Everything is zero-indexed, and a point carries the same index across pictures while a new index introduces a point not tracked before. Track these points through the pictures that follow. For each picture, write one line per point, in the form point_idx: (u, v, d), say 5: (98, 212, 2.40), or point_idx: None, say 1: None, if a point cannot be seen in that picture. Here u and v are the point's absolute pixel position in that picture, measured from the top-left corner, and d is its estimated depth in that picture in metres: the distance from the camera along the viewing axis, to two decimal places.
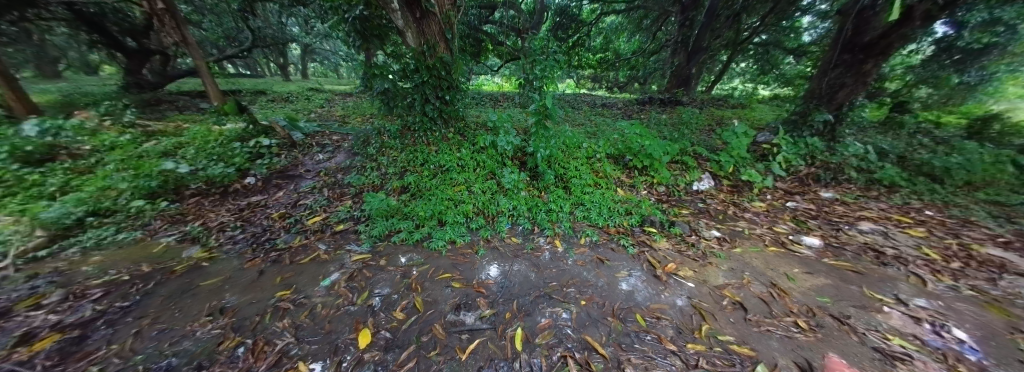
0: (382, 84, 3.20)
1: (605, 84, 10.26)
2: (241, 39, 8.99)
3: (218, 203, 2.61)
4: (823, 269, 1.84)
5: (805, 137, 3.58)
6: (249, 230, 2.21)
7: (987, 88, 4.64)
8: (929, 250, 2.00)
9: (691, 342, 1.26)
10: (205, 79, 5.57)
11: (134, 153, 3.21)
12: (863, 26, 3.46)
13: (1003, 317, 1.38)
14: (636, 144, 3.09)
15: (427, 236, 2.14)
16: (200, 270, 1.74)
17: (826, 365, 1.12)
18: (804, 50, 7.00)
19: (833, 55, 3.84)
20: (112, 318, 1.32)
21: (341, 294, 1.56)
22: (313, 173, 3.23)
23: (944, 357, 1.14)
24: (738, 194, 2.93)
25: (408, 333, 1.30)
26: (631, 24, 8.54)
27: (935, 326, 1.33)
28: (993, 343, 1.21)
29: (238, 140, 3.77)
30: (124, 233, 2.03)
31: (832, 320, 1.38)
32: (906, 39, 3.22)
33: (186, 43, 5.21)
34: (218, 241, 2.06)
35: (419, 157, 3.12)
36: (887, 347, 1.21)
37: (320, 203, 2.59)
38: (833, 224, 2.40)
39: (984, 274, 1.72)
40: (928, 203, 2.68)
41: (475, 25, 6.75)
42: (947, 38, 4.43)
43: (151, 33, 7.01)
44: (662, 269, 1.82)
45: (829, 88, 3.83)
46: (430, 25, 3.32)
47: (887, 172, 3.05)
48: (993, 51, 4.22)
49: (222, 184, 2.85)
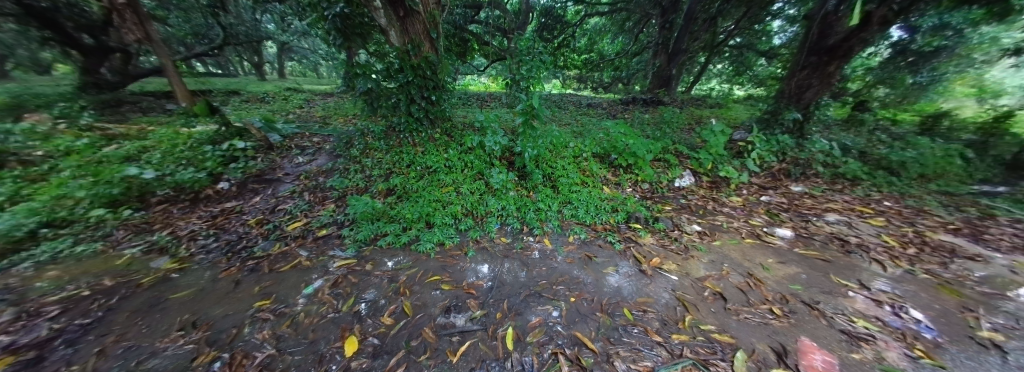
0: (366, 84, 3.13)
1: (590, 84, 10.43)
2: (213, 37, 8.56)
3: (189, 210, 2.46)
4: (795, 258, 1.96)
5: (777, 134, 3.77)
6: (224, 238, 2.11)
7: (937, 87, 5.07)
8: (889, 237, 2.17)
9: (676, 332, 1.31)
10: (173, 78, 5.27)
11: (92, 158, 2.98)
12: (827, 30, 3.70)
13: (953, 298, 1.53)
14: (621, 143, 3.16)
15: (414, 239, 2.11)
16: (170, 282, 1.64)
17: (798, 348, 1.20)
18: (774, 52, 7.44)
19: (801, 57, 4.04)
20: (72, 336, 1.22)
21: (326, 301, 1.51)
22: (293, 176, 3.12)
23: (903, 336, 1.26)
24: (717, 189, 3.06)
25: (398, 338, 1.27)
26: (615, 26, 8.81)
27: (895, 307, 1.45)
28: (943, 322, 1.35)
29: (210, 143, 3.56)
30: (83, 245, 1.88)
31: (804, 306, 1.48)
32: (865, 42, 3.48)
33: (151, 40, 4.89)
34: (189, 251, 1.94)
35: (405, 158, 3.07)
36: (853, 328, 1.31)
37: (301, 207, 2.50)
38: (803, 216, 2.55)
39: (938, 259, 1.89)
40: (887, 194, 2.91)
41: (461, 24, 6.71)
42: (902, 42, 4.92)
43: (111, 30, 6.51)
44: (647, 264, 1.88)
45: (797, 89, 4.05)
46: (415, 24, 3.27)
47: (850, 167, 3.27)
48: (943, 53, 4.65)
49: (193, 190, 2.70)
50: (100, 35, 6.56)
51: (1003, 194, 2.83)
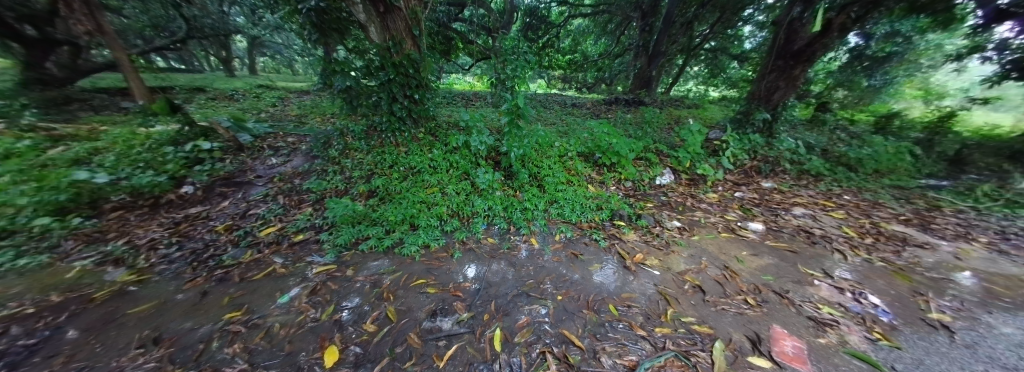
0: (345, 81, 3.00)
1: (575, 85, 10.56)
2: (175, 29, 7.96)
3: (149, 217, 2.26)
4: (766, 250, 2.06)
5: (750, 133, 3.97)
6: (188, 246, 1.95)
7: (888, 90, 5.54)
8: (849, 229, 2.33)
9: (658, 325, 1.34)
10: (129, 73, 4.85)
11: (35, 161, 2.67)
12: (793, 35, 3.93)
13: (906, 283, 1.66)
14: (605, 142, 3.22)
15: (398, 242, 2.04)
16: (128, 295, 1.49)
17: (771, 335, 1.26)
18: (745, 56, 7.89)
19: (769, 61, 4.27)
20: (13, 359, 1.07)
21: (303, 309, 1.43)
22: (266, 179, 2.95)
23: (864, 320, 1.35)
24: (695, 186, 3.17)
25: (382, 346, 1.22)
26: (597, 28, 9.01)
27: (855, 294, 1.56)
28: (897, 305, 1.46)
29: (172, 144, 3.30)
30: (26, 258, 1.67)
31: (775, 295, 1.56)
32: (826, 48, 3.73)
33: (103, 32, 4.46)
34: (149, 262, 1.78)
35: (388, 158, 2.98)
36: (819, 315, 1.39)
37: (275, 211, 2.36)
38: (773, 210, 2.69)
39: (892, 247, 2.06)
40: (847, 188, 3.14)
41: (445, 22, 6.61)
42: (858, 48, 5.32)
43: (58, 20, 5.85)
44: (631, 260, 1.92)
45: (766, 91, 4.27)
46: (396, 21, 3.18)
47: (814, 164, 3.50)
48: (894, 58, 5.11)
49: (152, 195, 2.49)
50: (45, 27, 5.84)
51: (945, 186, 3.14)
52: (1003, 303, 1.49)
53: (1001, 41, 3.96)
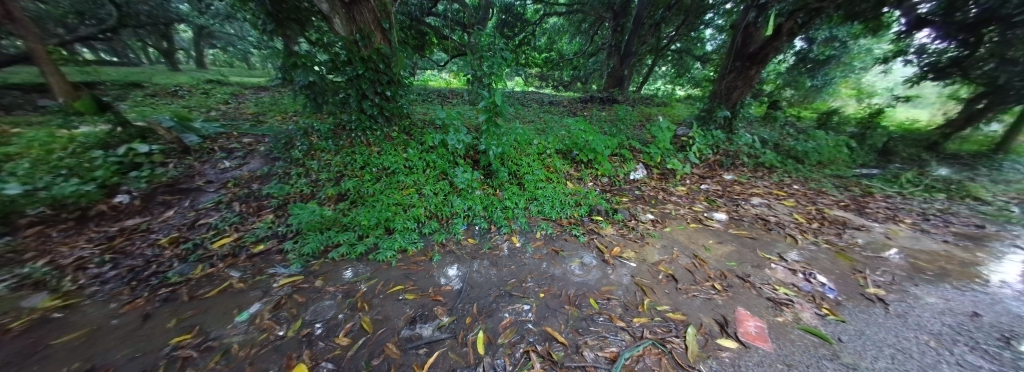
0: (308, 77, 2.77)
1: (551, 83, 10.66)
2: (104, 17, 6.98)
3: (76, 232, 1.95)
4: (730, 238, 2.21)
5: (713, 129, 4.22)
6: (126, 264, 1.71)
7: (828, 90, 6.17)
8: (799, 215, 2.56)
9: (636, 315, 1.38)
10: (46, 68, 4.17)
11: None
12: (748, 38, 4.22)
13: (848, 262, 1.85)
14: (582, 139, 3.26)
15: (372, 247, 1.94)
16: (50, 323, 1.27)
17: (737, 317, 1.35)
18: (707, 57, 8.46)
19: (727, 62, 4.55)
20: None
21: (266, 327, 1.31)
22: (218, 184, 2.68)
23: (815, 298, 1.48)
24: (665, 180, 3.32)
25: (357, 358, 1.14)
26: (572, 27, 9.19)
27: (806, 274, 1.71)
28: (842, 283, 1.62)
29: (102, 147, 2.90)
30: None
31: (739, 280, 1.66)
32: (776, 51, 4.05)
33: (11, 18, 3.78)
34: (76, 284, 1.53)
35: (358, 159, 2.82)
36: (777, 296, 1.51)
37: (230, 220, 2.15)
38: (734, 200, 2.89)
39: (834, 230, 2.29)
40: (796, 178, 3.45)
41: (417, 16, 6.37)
42: (803, 51, 5.86)
43: None
44: (609, 253, 1.96)
45: (726, 90, 4.54)
46: (363, 13, 3.02)
47: (768, 157, 3.80)
48: (832, 61, 5.67)
49: (79, 206, 2.16)
50: None
51: (876, 175, 3.55)
52: (926, 276, 1.71)
53: (919, 46, 4.53)
